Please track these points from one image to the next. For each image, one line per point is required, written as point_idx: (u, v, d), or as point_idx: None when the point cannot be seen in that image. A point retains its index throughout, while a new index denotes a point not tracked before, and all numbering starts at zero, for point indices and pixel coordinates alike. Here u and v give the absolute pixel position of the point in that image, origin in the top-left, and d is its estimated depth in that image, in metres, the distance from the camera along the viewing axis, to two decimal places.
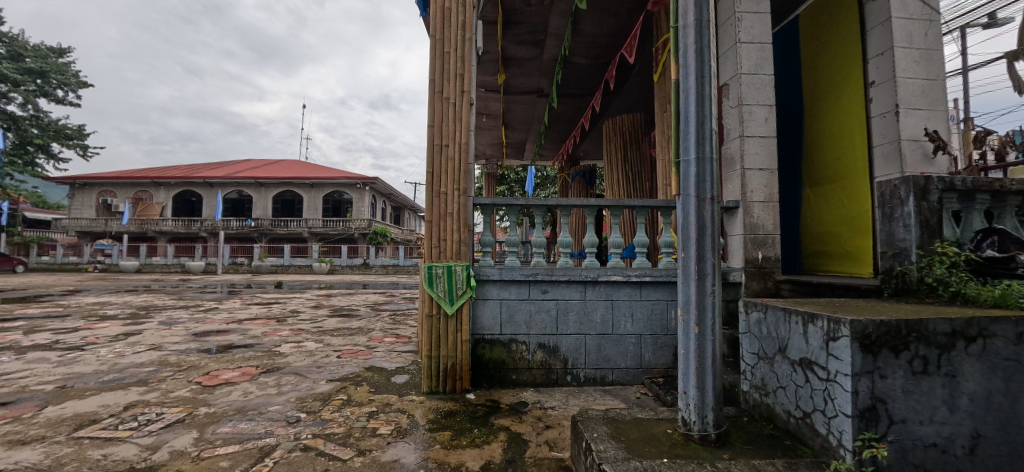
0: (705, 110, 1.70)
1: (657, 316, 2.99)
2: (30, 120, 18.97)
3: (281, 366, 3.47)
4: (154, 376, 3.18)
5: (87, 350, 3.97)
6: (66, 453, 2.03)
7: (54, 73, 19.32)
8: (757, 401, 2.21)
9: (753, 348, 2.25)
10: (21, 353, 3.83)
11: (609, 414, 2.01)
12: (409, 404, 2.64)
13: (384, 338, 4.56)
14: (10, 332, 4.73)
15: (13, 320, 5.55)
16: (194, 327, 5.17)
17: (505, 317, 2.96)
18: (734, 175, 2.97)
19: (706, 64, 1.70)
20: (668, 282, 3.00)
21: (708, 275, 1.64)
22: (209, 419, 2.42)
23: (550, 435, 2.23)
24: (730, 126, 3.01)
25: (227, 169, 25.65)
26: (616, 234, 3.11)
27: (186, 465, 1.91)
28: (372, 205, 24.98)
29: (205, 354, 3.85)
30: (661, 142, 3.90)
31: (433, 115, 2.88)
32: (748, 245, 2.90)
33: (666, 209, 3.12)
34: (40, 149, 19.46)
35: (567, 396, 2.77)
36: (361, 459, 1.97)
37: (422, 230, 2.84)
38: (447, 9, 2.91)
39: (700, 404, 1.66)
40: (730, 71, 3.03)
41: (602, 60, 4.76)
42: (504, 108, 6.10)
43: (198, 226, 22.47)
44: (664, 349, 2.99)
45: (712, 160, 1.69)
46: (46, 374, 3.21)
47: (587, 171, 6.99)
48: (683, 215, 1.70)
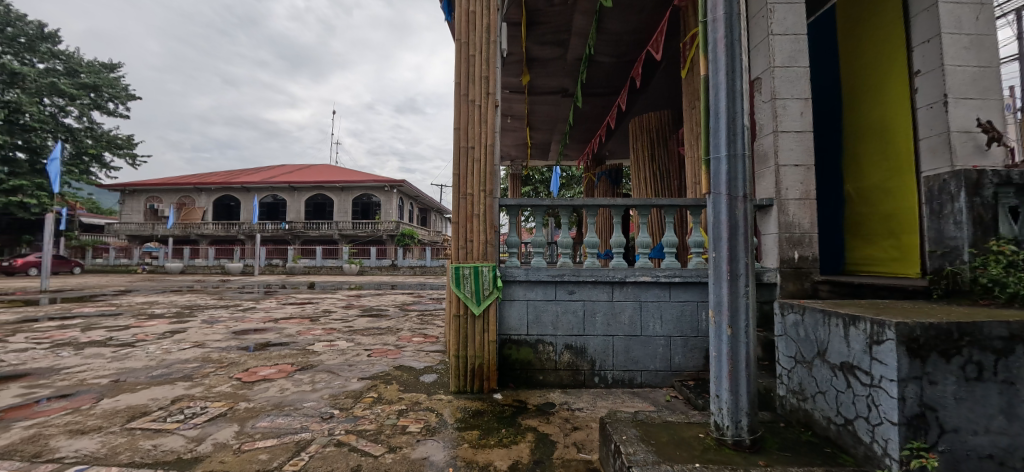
0: (736, 106, 1.65)
1: (687, 317, 2.92)
2: (86, 131, 20.37)
3: (315, 364, 3.58)
4: (198, 372, 3.35)
5: (138, 346, 4.22)
6: (120, 443, 2.17)
7: (106, 87, 20.70)
8: (795, 408, 2.12)
9: (790, 352, 2.16)
10: (79, 349, 4.12)
11: (638, 416, 1.98)
12: (438, 403, 2.67)
13: (413, 338, 4.64)
14: (70, 329, 5.09)
15: (75, 318, 5.98)
16: (234, 325, 5.42)
17: (532, 318, 2.96)
18: (767, 173, 2.87)
19: (737, 59, 1.65)
20: (698, 283, 2.93)
21: (742, 276, 1.59)
22: (249, 414, 2.53)
23: (578, 436, 2.21)
24: (763, 122, 2.91)
25: (261, 174, 26.73)
26: (644, 233, 3.06)
27: (228, 457, 2.00)
28: (399, 207, 25.57)
29: (244, 351, 4.02)
30: (689, 139, 3.80)
31: (458, 117, 2.92)
32: (784, 244, 2.79)
33: (695, 208, 3.03)
34: (94, 159, 20.87)
35: (594, 398, 2.74)
36: (392, 456, 2.01)
37: (450, 232, 2.88)
38: (471, 12, 2.94)
39: (734, 408, 1.61)
40: (762, 65, 2.93)
41: (627, 57, 4.70)
42: (528, 108, 6.11)
43: (236, 229, 23.57)
44: (694, 351, 2.91)
45: (744, 157, 1.64)
46: (102, 369, 3.43)
47: (613, 170, 6.90)
48: (714, 215, 1.66)
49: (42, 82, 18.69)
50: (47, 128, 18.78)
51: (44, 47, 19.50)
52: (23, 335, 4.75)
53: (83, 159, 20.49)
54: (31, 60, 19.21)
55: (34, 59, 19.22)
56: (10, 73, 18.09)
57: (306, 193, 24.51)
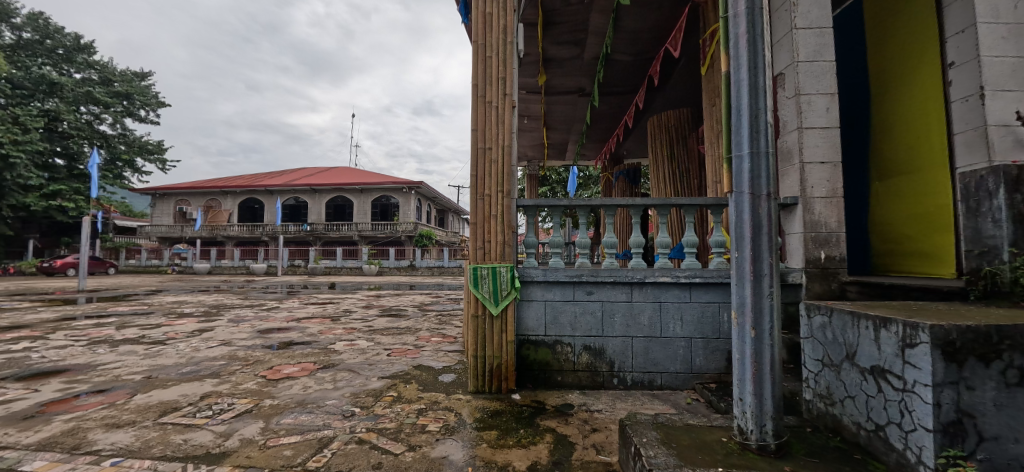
0: (758, 102, 1.61)
1: (708, 319, 2.86)
2: (119, 138, 21.25)
3: (336, 362, 3.65)
4: (225, 369, 3.46)
5: (169, 344, 4.38)
6: (153, 436, 2.25)
7: (138, 95, 21.57)
8: (822, 412, 2.06)
9: (817, 355, 2.10)
10: (115, 346, 4.30)
11: (658, 418, 1.95)
12: (457, 403, 2.69)
13: (431, 338, 4.69)
14: (106, 327, 5.31)
15: (110, 317, 6.23)
16: (259, 324, 5.57)
17: (550, 319, 2.95)
18: (791, 170, 2.80)
19: (759, 54, 1.61)
20: (720, 284, 2.86)
21: (766, 277, 1.55)
22: (274, 411, 2.59)
23: (597, 438, 2.19)
24: (786, 118, 2.83)
25: (283, 177, 27.42)
26: (663, 233, 3.01)
27: (255, 452, 2.06)
28: (418, 208, 25.92)
29: (268, 349, 4.13)
30: (710, 137, 3.73)
31: (476, 119, 2.94)
32: (809, 244, 2.70)
33: (716, 207, 2.97)
34: (127, 164, 21.78)
35: (613, 400, 2.71)
36: (412, 454, 2.04)
37: (468, 232, 2.90)
38: (488, 14, 2.96)
39: (758, 412, 1.58)
40: (785, 60, 2.85)
41: (645, 55, 4.64)
42: (545, 109, 6.09)
43: (260, 231, 24.23)
44: (715, 353, 2.85)
45: (768, 154, 1.60)
46: (135, 366, 3.57)
47: (631, 170, 6.83)
48: (737, 213, 1.62)
49: (79, 92, 19.54)
50: (84, 135, 19.69)
51: (81, 57, 20.43)
52: (63, 332, 4.98)
53: (117, 164, 21.41)
54: (69, 71, 20.17)
55: (71, 70, 20.17)
56: (50, 83, 19.01)
57: (326, 195, 25.06)
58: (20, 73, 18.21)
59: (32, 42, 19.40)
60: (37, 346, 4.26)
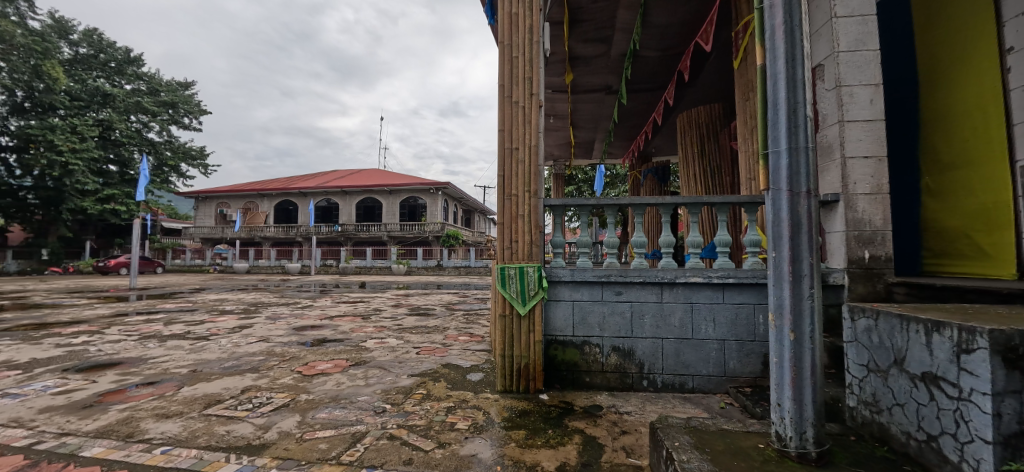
0: (797, 95, 1.55)
1: (743, 321, 2.76)
2: (165, 144, 22.57)
3: (367, 360, 3.74)
4: (263, 365, 3.60)
5: (211, 340, 4.60)
6: (199, 427, 2.37)
7: (182, 104, 22.97)
8: (868, 420, 1.96)
9: (862, 360, 2.00)
10: (163, 341, 4.55)
11: (691, 422, 1.90)
12: (485, 402, 2.71)
13: (459, 337, 4.74)
14: (155, 323, 5.63)
15: (158, 313, 6.61)
16: (294, 322, 5.78)
17: (578, 319, 2.93)
18: (831, 166, 2.66)
19: (798, 45, 1.54)
20: (755, 284, 2.76)
21: (806, 277, 1.49)
22: (309, 405, 2.69)
23: (627, 441, 2.16)
24: (826, 111, 2.70)
25: (315, 180, 28.43)
26: (694, 232, 2.93)
27: (292, 445, 2.14)
28: (445, 208, 26.40)
29: (303, 346, 4.28)
30: (743, 132, 3.58)
31: (503, 119, 2.95)
32: (851, 243, 2.56)
33: (751, 205, 2.85)
34: (172, 169, 23.07)
35: (643, 402, 2.66)
36: (442, 451, 2.06)
37: (495, 233, 2.92)
38: (514, 14, 2.96)
39: (798, 418, 1.51)
40: (824, 51, 2.72)
41: (674, 50, 4.53)
42: (571, 107, 6.05)
43: (293, 232, 25.16)
44: (750, 357, 2.75)
45: (808, 150, 1.53)
46: (181, 360, 3.77)
47: (660, 167, 6.70)
48: (774, 212, 1.57)
49: (130, 102, 20.86)
50: (134, 142, 20.99)
51: (131, 70, 21.80)
52: (118, 328, 5.31)
53: (163, 170, 22.75)
54: (121, 82, 21.54)
55: (122, 81, 21.53)
56: (104, 95, 20.36)
57: (356, 197, 25.83)
58: (78, 86, 19.58)
59: (89, 56, 20.82)
60: (94, 340, 4.56)
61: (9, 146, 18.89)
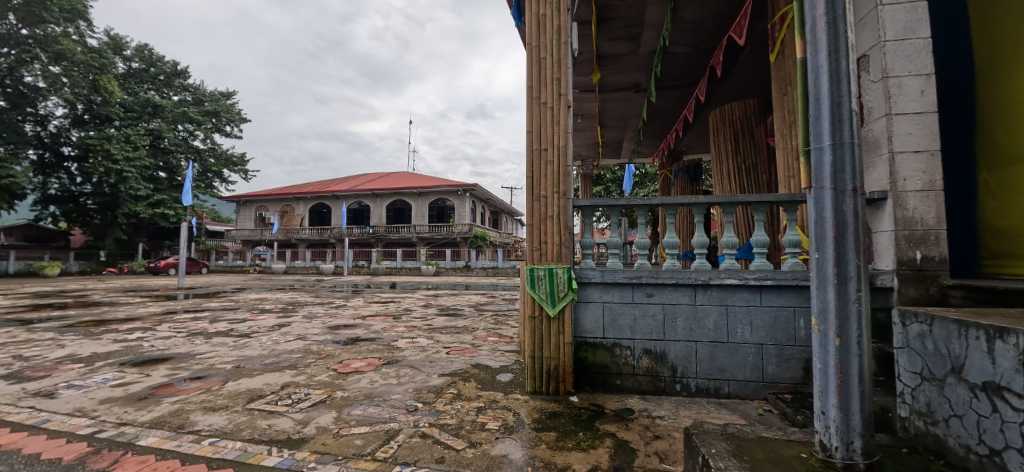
0: (841, 88, 1.47)
1: (782, 324, 2.65)
2: (209, 151, 23.88)
3: (399, 359, 3.83)
4: (301, 362, 3.75)
5: (253, 337, 4.83)
6: (243, 420, 2.50)
7: (224, 113, 24.50)
8: (923, 432, 1.85)
9: (914, 367, 1.89)
10: (209, 338, 4.81)
11: (728, 429, 1.83)
12: (515, 402, 2.72)
13: (488, 337, 4.77)
14: (202, 321, 5.96)
15: (204, 311, 6.98)
16: (329, 321, 5.98)
17: (608, 321, 2.89)
18: (877, 162, 2.53)
19: (841, 36, 1.47)
20: (795, 287, 2.65)
21: (853, 280, 1.41)
22: (345, 402, 2.77)
23: (660, 446, 2.11)
24: (872, 104, 2.56)
25: (347, 183, 29.40)
26: (729, 232, 2.84)
27: (329, 440, 2.22)
28: (473, 210, 26.67)
29: (338, 345, 4.43)
30: (781, 129, 3.44)
31: (531, 121, 2.95)
32: (901, 243, 2.41)
33: (790, 204, 2.72)
34: (216, 175, 24.41)
35: (676, 407, 2.60)
36: (473, 451, 2.09)
37: (524, 235, 2.93)
38: (542, 15, 2.96)
39: (844, 427, 1.44)
40: (869, 40, 2.58)
41: (706, 45, 4.41)
42: (599, 107, 5.98)
43: (327, 233, 26.01)
44: (790, 362, 2.64)
45: (854, 146, 1.46)
46: (226, 356, 3.97)
47: (691, 166, 6.56)
48: (817, 211, 1.50)
49: (177, 112, 22.22)
50: (182, 150, 22.49)
51: (179, 82, 23.23)
52: (168, 325, 5.64)
53: (207, 175, 24.03)
54: (169, 94, 22.91)
55: (171, 93, 22.96)
56: (154, 106, 21.76)
57: (386, 199, 26.46)
58: (131, 99, 20.99)
59: (140, 71, 22.31)
60: (148, 336, 4.87)
61: (71, 156, 20.36)
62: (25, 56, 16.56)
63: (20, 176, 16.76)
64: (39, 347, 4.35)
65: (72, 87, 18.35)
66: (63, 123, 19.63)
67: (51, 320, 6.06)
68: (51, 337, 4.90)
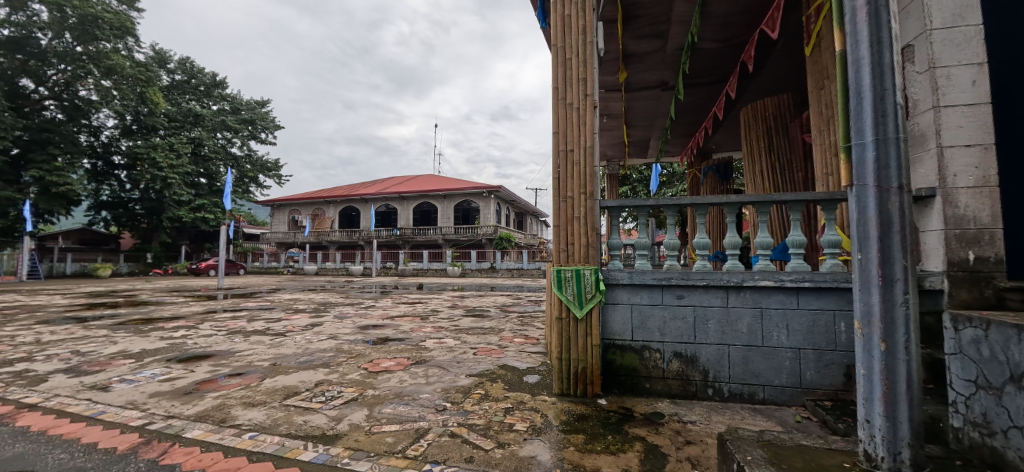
0: (884, 81, 1.41)
1: (821, 328, 2.55)
2: (246, 158, 24.99)
3: (427, 358, 3.90)
4: (333, 360, 3.87)
5: (288, 336, 5.01)
6: (280, 416, 2.60)
7: (260, 121, 25.61)
8: (979, 443, 1.74)
9: (968, 375, 1.79)
10: (247, 336, 5.02)
11: (765, 436, 1.76)
12: (542, 404, 2.72)
13: (514, 338, 4.79)
14: (240, 320, 6.22)
15: (242, 311, 7.29)
16: (359, 321, 6.14)
17: (637, 323, 2.85)
18: (924, 157, 2.39)
19: (885, 26, 1.40)
20: (835, 289, 2.53)
21: (900, 282, 1.35)
22: (375, 400, 2.84)
23: (692, 451, 2.07)
24: (918, 96, 2.43)
25: (374, 186, 30.12)
26: (763, 233, 2.75)
27: (361, 436, 2.28)
28: (498, 211, 26.82)
29: (368, 344, 4.54)
30: (818, 124, 3.29)
31: (557, 122, 2.95)
32: (950, 243, 2.27)
33: (829, 203, 2.61)
34: (252, 180, 25.52)
35: (708, 412, 2.54)
36: (502, 451, 2.10)
37: (551, 236, 2.94)
38: (567, 16, 2.95)
39: (891, 437, 1.37)
40: (915, 29, 2.44)
41: (736, 40, 4.29)
42: (625, 106, 5.91)
43: (356, 236, 26.73)
44: (830, 368, 2.53)
45: (900, 141, 1.38)
46: (263, 354, 4.14)
47: (721, 164, 6.45)
48: (859, 210, 1.45)
49: (216, 121, 23.36)
50: (221, 157, 23.63)
51: (218, 92, 24.41)
52: (210, 324, 5.92)
53: (243, 181, 25.11)
54: (208, 103, 24.12)
55: (210, 103, 24.17)
56: (195, 116, 22.95)
57: (413, 201, 26.96)
58: (174, 109, 22.21)
59: (183, 82, 23.55)
60: (192, 334, 5.12)
61: (121, 164, 21.68)
62: (80, 71, 17.76)
63: (76, 183, 17.98)
64: (95, 343, 4.66)
65: (121, 100, 19.54)
66: (114, 133, 20.92)
67: (105, 318, 6.45)
68: (105, 334, 5.23)
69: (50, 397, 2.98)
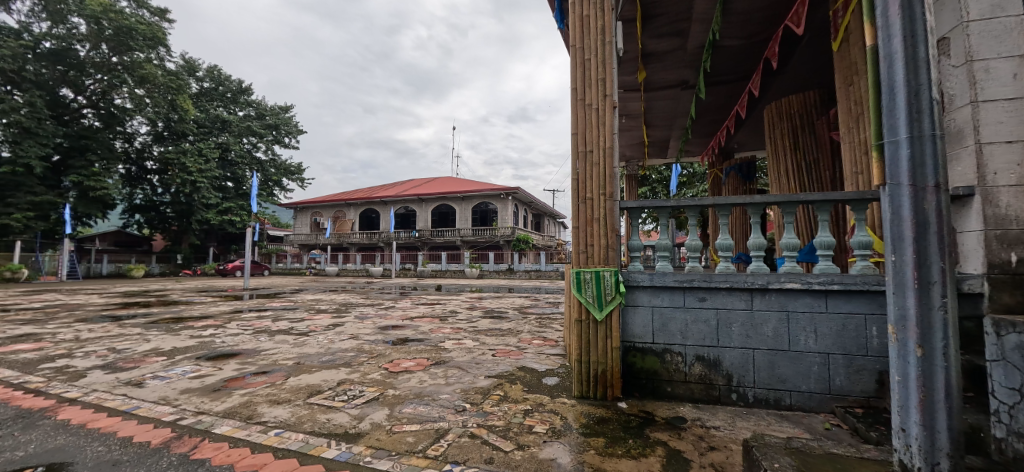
0: (919, 75, 1.35)
1: (851, 333, 2.46)
2: (270, 162, 25.71)
3: (446, 359, 3.93)
4: (355, 360, 3.94)
5: (311, 336, 5.12)
6: (304, 414, 2.66)
7: (284, 126, 26.32)
8: None
9: (1011, 383, 1.73)
10: (272, 336, 5.16)
11: (793, 443, 1.71)
12: (562, 407, 2.71)
13: (533, 340, 4.79)
14: (265, 320, 6.40)
15: (267, 311, 7.50)
16: (380, 321, 6.23)
17: (658, 326, 2.81)
18: (961, 154, 2.28)
19: (919, 19, 1.35)
20: (867, 292, 2.44)
21: (937, 285, 1.29)
22: (396, 400, 2.88)
23: (716, 457, 2.02)
24: (954, 91, 2.32)
25: (394, 189, 30.55)
26: (790, 233, 2.67)
27: (383, 435, 2.31)
28: (516, 213, 26.84)
29: (389, 344, 4.61)
30: (846, 121, 3.18)
31: (576, 123, 2.95)
32: (990, 244, 2.16)
33: (859, 203, 2.52)
34: (276, 184, 26.24)
35: (732, 417, 2.48)
36: (522, 453, 2.10)
37: (570, 237, 2.92)
38: (586, 16, 2.94)
39: (928, 447, 1.31)
40: (949, 22, 2.34)
41: (759, 37, 4.19)
42: (644, 106, 5.84)
43: (376, 237, 27.18)
44: (862, 374, 2.44)
45: (937, 138, 1.32)
46: (288, 353, 4.25)
47: (744, 164, 6.30)
48: (894, 210, 1.40)
49: (242, 127, 24.10)
50: (246, 162, 24.37)
51: (244, 98, 25.19)
52: (237, 323, 6.11)
53: (267, 184, 25.83)
54: (235, 110, 24.93)
55: (237, 109, 24.96)
56: (222, 122, 23.75)
57: (431, 203, 27.24)
58: (203, 116, 23.02)
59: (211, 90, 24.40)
60: (220, 333, 5.29)
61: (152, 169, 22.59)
62: (116, 81, 18.59)
63: (112, 188, 18.82)
64: (129, 341, 4.86)
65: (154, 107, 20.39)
66: (146, 140, 21.81)
67: (139, 317, 6.73)
68: (139, 332, 5.46)
69: (89, 391, 3.12)
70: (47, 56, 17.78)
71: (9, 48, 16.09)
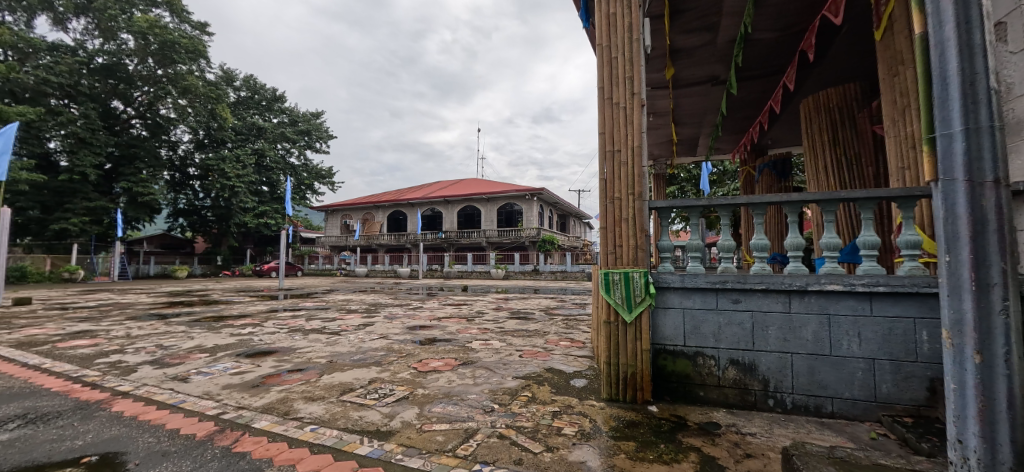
0: (974, 64, 1.27)
1: (899, 337, 2.33)
2: (302, 167, 26.66)
3: (474, 360, 3.96)
4: (385, 359, 4.03)
5: (342, 335, 5.27)
6: (337, 411, 2.74)
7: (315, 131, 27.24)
8: None
9: None
10: (306, 334, 5.34)
11: (837, 453, 1.63)
12: (590, 409, 2.69)
13: (560, 341, 4.77)
14: (300, 319, 6.65)
15: (301, 310, 7.78)
16: (408, 321, 6.35)
17: (689, 328, 2.74)
18: (1023, 147, 2.13)
19: (974, 4, 1.26)
20: (916, 294, 2.31)
21: (998, 288, 1.20)
22: (425, 399, 2.93)
23: (752, 465, 1.96)
24: (1013, 79, 2.16)
25: (420, 190, 31.07)
26: (831, 233, 2.55)
27: (413, 434, 2.36)
28: (541, 213, 26.79)
29: (417, 344, 4.69)
30: (890, 113, 3.02)
31: (604, 122, 2.92)
32: None
33: (906, 200, 2.39)
34: (308, 187, 27.19)
35: (769, 424, 2.39)
36: (551, 455, 2.09)
37: (599, 238, 2.89)
38: (612, 15, 2.91)
39: (989, 460, 1.22)
40: (1006, 5, 2.18)
41: (794, 28, 4.03)
42: (672, 103, 5.72)
43: (403, 239, 27.75)
44: (910, 382, 2.31)
45: (996, 130, 1.24)
46: (321, 351, 4.39)
47: (779, 160, 6.11)
48: (947, 208, 1.32)
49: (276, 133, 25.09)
50: (279, 167, 25.36)
51: (278, 105, 26.20)
52: (273, 322, 6.37)
53: (300, 188, 26.76)
54: (269, 117, 25.98)
55: (271, 116, 25.99)
56: (258, 129, 24.79)
57: (457, 205, 27.58)
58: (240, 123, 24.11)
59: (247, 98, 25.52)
60: (257, 332, 5.52)
61: (194, 175, 23.84)
62: (161, 92, 19.72)
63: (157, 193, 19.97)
64: (175, 338, 5.15)
65: (195, 116, 21.50)
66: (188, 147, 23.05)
67: (183, 316, 7.10)
68: (183, 330, 5.76)
69: (139, 386, 3.32)
70: (100, 71, 19.02)
71: (66, 64, 17.30)
